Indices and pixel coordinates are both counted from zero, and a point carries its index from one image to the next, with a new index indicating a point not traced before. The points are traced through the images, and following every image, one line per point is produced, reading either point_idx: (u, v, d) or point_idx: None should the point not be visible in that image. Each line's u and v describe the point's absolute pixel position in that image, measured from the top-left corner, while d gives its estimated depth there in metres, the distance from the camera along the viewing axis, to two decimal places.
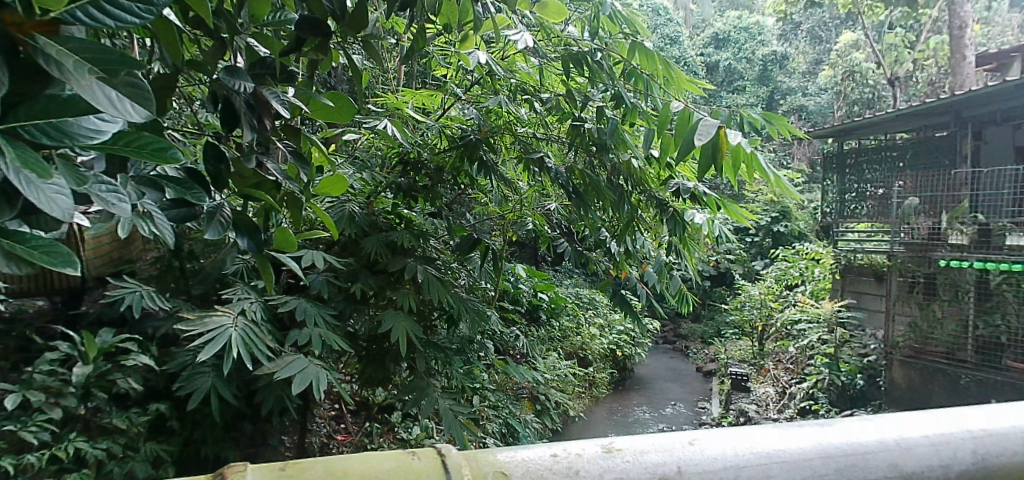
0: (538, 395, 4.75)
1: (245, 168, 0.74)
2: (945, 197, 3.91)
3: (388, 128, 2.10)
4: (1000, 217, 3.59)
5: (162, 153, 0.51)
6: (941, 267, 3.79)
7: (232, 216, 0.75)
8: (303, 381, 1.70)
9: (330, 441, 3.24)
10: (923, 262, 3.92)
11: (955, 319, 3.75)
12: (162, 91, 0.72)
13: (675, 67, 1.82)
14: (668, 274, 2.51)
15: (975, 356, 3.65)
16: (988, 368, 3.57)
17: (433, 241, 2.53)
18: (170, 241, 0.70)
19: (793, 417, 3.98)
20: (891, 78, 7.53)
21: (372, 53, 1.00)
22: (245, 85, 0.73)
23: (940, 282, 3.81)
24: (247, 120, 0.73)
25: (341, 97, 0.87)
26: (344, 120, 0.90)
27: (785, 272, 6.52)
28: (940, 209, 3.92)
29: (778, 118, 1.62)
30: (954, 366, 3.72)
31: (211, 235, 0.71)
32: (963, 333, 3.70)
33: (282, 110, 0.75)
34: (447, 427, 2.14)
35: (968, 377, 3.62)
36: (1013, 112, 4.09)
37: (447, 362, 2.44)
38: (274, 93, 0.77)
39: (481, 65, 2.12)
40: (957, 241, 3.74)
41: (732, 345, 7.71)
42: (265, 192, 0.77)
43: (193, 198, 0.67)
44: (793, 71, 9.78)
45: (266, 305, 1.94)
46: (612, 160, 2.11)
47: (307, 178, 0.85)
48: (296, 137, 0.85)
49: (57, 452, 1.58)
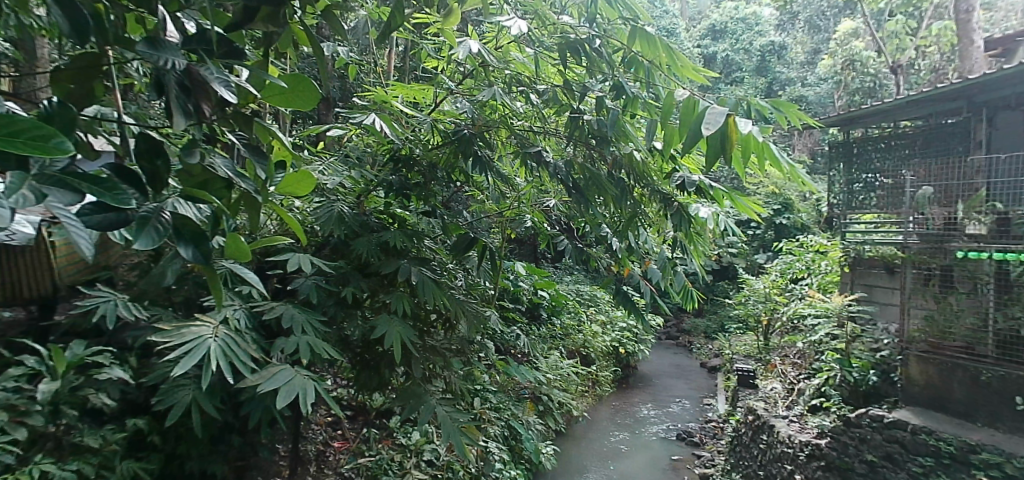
0: (540, 396, 4.71)
1: (186, 164, 0.67)
2: (963, 183, 3.59)
3: (375, 123, 2.07)
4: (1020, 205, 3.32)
5: (42, 144, 0.52)
6: (957, 258, 3.54)
7: (172, 221, 0.67)
8: (289, 393, 1.61)
9: (326, 448, 3.19)
10: (938, 253, 3.65)
11: (975, 311, 3.47)
12: (81, 73, 0.76)
13: (679, 54, 1.70)
14: (672, 269, 2.41)
15: (995, 350, 3.38)
16: (1010, 363, 3.30)
17: (429, 241, 2.44)
18: (89, 255, 0.58)
19: (803, 414, 3.98)
20: (893, 66, 7.44)
21: (336, 27, 0.94)
22: (177, 61, 0.68)
23: (957, 274, 3.54)
24: (178, 103, 0.67)
25: (301, 77, 0.79)
26: (308, 106, 0.83)
27: (791, 265, 6.43)
28: (954, 198, 3.63)
29: (787, 107, 1.53)
30: (973, 360, 3.46)
31: (141, 245, 0.62)
32: (982, 326, 3.43)
33: (223, 91, 0.68)
34: (447, 434, 2.02)
35: (990, 372, 3.36)
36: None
37: (444, 367, 2.35)
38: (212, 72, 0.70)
39: (472, 55, 2.02)
40: (975, 230, 3.49)
41: (737, 340, 7.68)
42: (212, 192, 0.71)
43: (112, 198, 0.59)
44: (792, 61, 10.17)
45: (250, 312, 1.88)
46: (613, 153, 2.02)
47: (264, 175, 0.78)
48: (248, 125, 0.78)
49: (22, 475, 1.52)
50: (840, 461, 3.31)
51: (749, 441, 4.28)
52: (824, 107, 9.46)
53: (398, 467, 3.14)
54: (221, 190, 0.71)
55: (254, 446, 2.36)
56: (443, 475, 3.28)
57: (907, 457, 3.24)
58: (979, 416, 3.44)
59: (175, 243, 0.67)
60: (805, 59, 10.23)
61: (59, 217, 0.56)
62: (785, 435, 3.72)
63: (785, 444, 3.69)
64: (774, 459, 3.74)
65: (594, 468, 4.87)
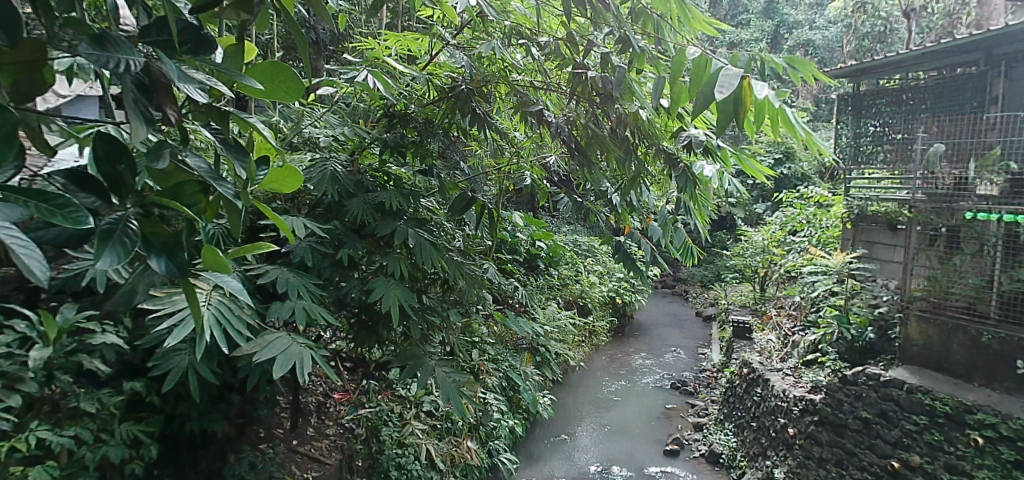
0: (538, 346, 4.80)
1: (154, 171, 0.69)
2: (975, 142, 3.49)
3: (368, 80, 1.93)
4: None
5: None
6: (966, 219, 3.47)
7: (140, 230, 0.63)
8: (286, 362, 1.64)
9: (326, 400, 3.27)
10: (944, 213, 3.59)
11: (978, 272, 3.41)
12: (24, 68, 0.62)
13: (690, 6, 1.57)
14: (673, 225, 2.32)
15: (997, 311, 3.34)
16: (1011, 324, 3.27)
17: (426, 200, 2.38)
18: (45, 281, 0.60)
19: (797, 367, 4.26)
20: (906, 10, 7.19)
21: (323, 14, 0.97)
22: (133, 60, 0.64)
23: (964, 235, 3.48)
24: (137, 107, 0.65)
25: (278, 65, 0.78)
26: (290, 96, 0.82)
27: (791, 218, 6.41)
28: (967, 158, 3.54)
29: (803, 64, 1.39)
30: (973, 321, 3.43)
31: (103, 264, 0.57)
32: (985, 286, 3.37)
33: (188, 93, 0.67)
34: (447, 397, 2.02)
35: (989, 333, 3.33)
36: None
37: (442, 327, 2.34)
38: (175, 76, 0.67)
39: (470, 7, 1.88)
40: (986, 192, 3.43)
41: (733, 291, 7.81)
42: (187, 197, 0.69)
43: (64, 220, 0.58)
44: (800, 3, 10.83)
45: (245, 276, 1.85)
46: (618, 111, 1.91)
47: (244, 173, 0.78)
48: (223, 120, 0.79)
49: (17, 444, 1.52)
50: (835, 417, 3.54)
51: (743, 392, 4.65)
52: (831, 51, 9.93)
53: (398, 419, 3.20)
54: (195, 194, 0.69)
55: (254, 403, 2.40)
56: (443, 425, 3.38)
57: (902, 415, 3.33)
58: (976, 375, 3.42)
59: (144, 256, 0.63)
60: (813, 1, 10.72)
61: (8, 241, 0.56)
62: (780, 390, 4.02)
63: (779, 398, 4.01)
64: (768, 411, 4.08)
65: (590, 417, 5.03)
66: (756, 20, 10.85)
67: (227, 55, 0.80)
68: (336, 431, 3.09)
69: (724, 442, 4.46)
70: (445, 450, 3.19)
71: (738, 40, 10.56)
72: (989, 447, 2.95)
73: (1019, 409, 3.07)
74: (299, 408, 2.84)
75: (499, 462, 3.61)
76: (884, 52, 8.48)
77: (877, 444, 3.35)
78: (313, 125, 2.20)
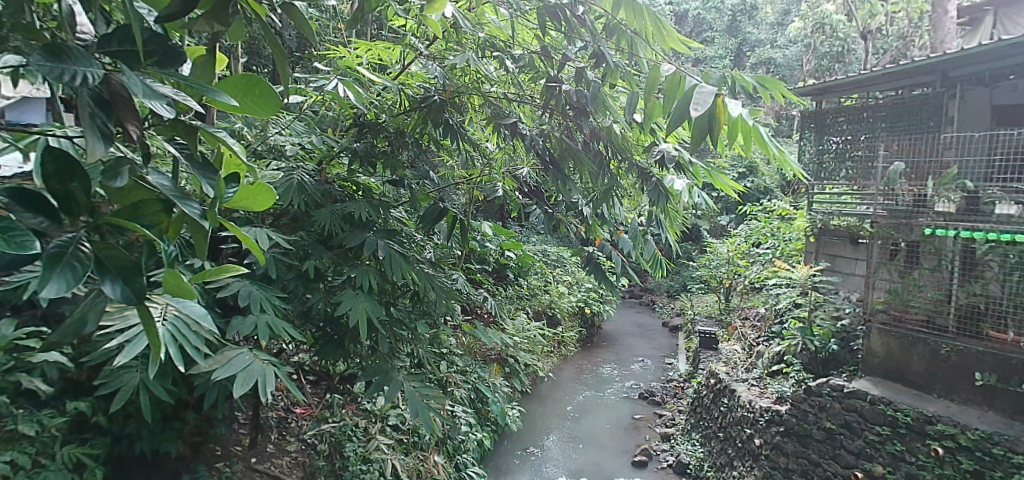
0: (507, 357, 4.80)
1: (111, 189, 0.69)
2: (934, 160, 3.64)
3: (338, 89, 1.87)
4: (990, 185, 3.35)
5: None
6: (925, 235, 3.60)
7: (93, 253, 0.61)
8: (247, 380, 1.57)
9: (288, 415, 3.18)
10: (904, 228, 3.72)
11: (935, 286, 3.55)
12: None
13: (665, 23, 1.54)
14: (643, 238, 2.32)
15: (955, 323, 3.46)
16: (968, 337, 3.39)
17: (397, 212, 2.33)
18: None
19: (762, 377, 4.42)
20: (863, 32, 7.55)
21: (299, 23, 0.93)
22: (91, 71, 0.61)
23: (923, 250, 3.61)
24: (96, 123, 0.62)
25: (251, 80, 0.77)
26: (263, 110, 0.81)
27: (755, 231, 6.61)
28: (926, 175, 3.69)
29: (774, 82, 1.37)
30: (932, 334, 3.55)
31: (49, 293, 0.56)
32: (942, 301, 3.51)
33: (154, 107, 0.64)
34: (415, 413, 1.94)
35: (947, 346, 3.45)
36: (1000, 73, 3.98)
37: (410, 340, 2.27)
38: (138, 90, 0.65)
39: (444, 18, 1.85)
40: (943, 208, 3.54)
41: (700, 301, 8.03)
42: (146, 215, 0.69)
43: (6, 245, 0.58)
44: (761, 22, 11.34)
45: (204, 289, 1.77)
46: (591, 125, 1.91)
47: (211, 191, 0.77)
48: (190, 134, 0.76)
49: None
50: (800, 428, 3.66)
51: (709, 403, 4.76)
52: (791, 69, 10.38)
53: (363, 433, 3.10)
54: (157, 213, 0.70)
55: (211, 421, 2.31)
56: (409, 439, 3.31)
57: (865, 426, 3.42)
58: (935, 387, 3.54)
59: (98, 281, 0.60)
60: (773, 20, 11.17)
61: None
62: (746, 401, 4.14)
63: (745, 409, 4.12)
64: (734, 421, 4.19)
65: (559, 428, 5.03)
66: (719, 38, 11.32)
67: (196, 66, 0.82)
68: (298, 447, 2.99)
69: (690, 453, 4.52)
70: (412, 464, 3.10)
71: (703, 56, 10.93)
72: (949, 457, 3.03)
73: (976, 420, 3.17)
74: (257, 428, 2.74)
75: (467, 476, 3.55)
76: (841, 71, 8.93)
77: (841, 455, 3.43)
78: (279, 133, 2.13)
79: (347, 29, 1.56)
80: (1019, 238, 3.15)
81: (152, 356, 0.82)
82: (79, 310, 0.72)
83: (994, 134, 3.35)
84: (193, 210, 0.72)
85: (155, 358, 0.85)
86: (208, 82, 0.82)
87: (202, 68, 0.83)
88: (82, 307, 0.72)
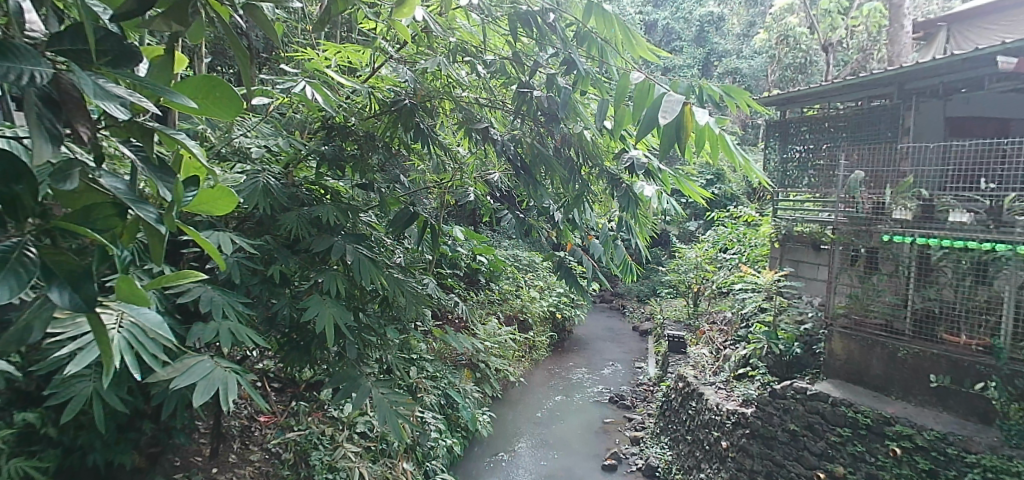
0: (478, 362, 4.78)
1: (61, 192, 0.65)
2: (892, 170, 3.78)
3: (306, 91, 1.82)
4: (943, 194, 3.49)
5: None
6: (883, 242, 3.72)
7: (38, 259, 0.60)
8: (208, 389, 1.52)
9: (252, 423, 3.10)
10: (863, 235, 3.84)
11: (894, 291, 3.67)
12: None
13: (634, 32, 1.56)
14: (614, 243, 2.32)
15: (911, 327, 3.58)
16: (924, 340, 3.51)
17: (366, 216, 2.29)
18: None
19: (729, 380, 4.51)
20: (825, 44, 7.82)
21: (264, 25, 0.91)
22: (39, 70, 0.58)
23: (882, 256, 3.74)
24: (43, 124, 0.59)
25: (212, 81, 0.74)
26: (226, 113, 0.79)
27: (722, 236, 6.76)
28: (884, 184, 3.83)
29: (739, 92, 1.39)
30: (890, 337, 3.67)
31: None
32: (900, 305, 3.63)
33: (107, 108, 0.62)
34: (383, 420, 1.90)
35: (904, 348, 3.56)
36: (953, 86, 4.16)
37: (378, 346, 2.23)
38: (90, 91, 0.62)
39: (415, 22, 1.83)
40: (900, 216, 3.67)
41: (669, 306, 8.16)
42: (97, 220, 0.68)
43: None
44: (728, 33, 11.65)
45: (163, 295, 1.71)
46: (562, 131, 1.92)
47: (169, 194, 0.74)
48: (146, 136, 0.75)
49: None
50: (765, 430, 3.74)
51: (678, 406, 4.83)
52: (757, 79, 10.69)
53: (330, 441, 3.03)
54: (108, 218, 0.69)
55: (169, 431, 2.22)
56: (377, 446, 3.25)
57: (827, 427, 3.51)
58: (893, 389, 3.65)
59: (42, 287, 0.59)
60: (740, 31, 11.49)
61: None
62: (713, 403, 4.22)
63: (713, 412, 4.20)
64: (702, 424, 4.27)
65: (529, 433, 5.02)
66: (687, 48, 11.59)
67: (154, 66, 0.78)
68: (261, 456, 2.91)
69: (659, 456, 4.58)
70: (380, 472, 3.05)
71: (672, 65, 11.14)
72: (906, 457, 3.12)
73: (931, 421, 3.28)
74: (219, 438, 2.66)
75: None
76: (803, 82, 9.26)
77: (804, 456, 3.52)
78: (244, 135, 2.06)
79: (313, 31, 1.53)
80: (971, 245, 3.28)
81: (106, 365, 0.78)
82: (25, 318, 0.68)
83: (947, 145, 3.50)
84: (151, 214, 0.69)
85: (108, 366, 0.82)
86: (166, 82, 0.79)
87: (161, 69, 0.79)
88: (29, 314, 0.68)
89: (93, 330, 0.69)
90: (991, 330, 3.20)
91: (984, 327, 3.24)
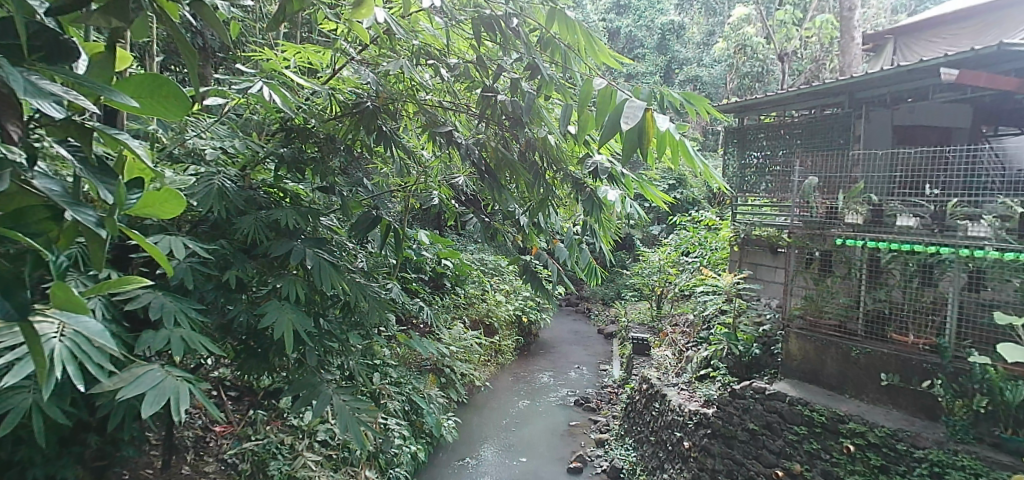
0: (442, 367, 4.73)
1: None
2: (843, 175, 3.95)
3: (263, 91, 1.75)
4: (891, 199, 3.65)
5: None
6: (835, 245, 3.84)
7: None
8: (158, 398, 1.45)
9: (206, 435, 2.97)
10: (818, 238, 3.97)
11: (847, 293, 3.80)
12: None
13: (597, 39, 1.57)
14: (579, 247, 2.31)
15: (863, 327, 3.71)
16: (875, 340, 3.64)
17: (326, 221, 2.23)
18: None
19: (692, 382, 4.59)
20: (780, 54, 8.11)
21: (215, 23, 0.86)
22: None
23: (835, 259, 3.86)
24: None
25: (155, 79, 0.70)
26: (171, 112, 0.75)
27: (684, 240, 6.91)
28: (836, 189, 3.98)
29: (698, 100, 1.41)
30: (843, 338, 3.80)
31: None
32: (852, 306, 3.76)
33: (42, 108, 0.59)
34: (344, 428, 1.84)
35: (857, 349, 3.69)
36: (900, 95, 4.35)
37: (339, 352, 2.17)
38: (22, 88, 0.58)
39: (376, 24, 1.80)
40: (852, 220, 3.82)
41: (634, 308, 8.27)
42: (31, 223, 0.63)
43: None
44: (688, 41, 11.97)
45: (109, 301, 1.62)
46: (526, 135, 1.91)
47: (110, 194, 0.70)
48: (84, 136, 0.71)
49: None
50: (726, 430, 3.83)
51: (642, 407, 4.89)
52: (716, 86, 11.02)
53: (289, 451, 2.94)
54: (43, 220, 0.64)
55: (116, 444, 2.11)
56: (339, 455, 3.17)
57: (785, 425, 3.61)
58: (846, 387, 3.77)
59: None
60: (700, 39, 11.84)
61: None
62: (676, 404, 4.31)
63: (676, 413, 4.28)
64: (666, 425, 4.33)
65: (495, 438, 5.00)
66: (649, 55, 11.85)
67: (93, 64, 0.73)
68: (216, 468, 2.79)
69: (624, 457, 4.63)
70: None
71: (635, 72, 11.38)
72: (859, 454, 3.22)
73: (882, 418, 3.40)
74: (170, 451, 2.54)
75: None
76: (760, 90, 9.58)
77: (763, 454, 3.60)
78: (198, 136, 1.98)
79: (269, 31, 1.49)
80: (917, 248, 3.43)
81: (41, 376, 0.74)
82: None
83: (895, 152, 3.66)
84: (91, 219, 0.66)
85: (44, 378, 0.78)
86: (106, 81, 0.75)
87: (100, 65, 0.74)
88: None
89: (26, 341, 0.65)
90: (936, 329, 3.35)
91: (929, 326, 3.39)
